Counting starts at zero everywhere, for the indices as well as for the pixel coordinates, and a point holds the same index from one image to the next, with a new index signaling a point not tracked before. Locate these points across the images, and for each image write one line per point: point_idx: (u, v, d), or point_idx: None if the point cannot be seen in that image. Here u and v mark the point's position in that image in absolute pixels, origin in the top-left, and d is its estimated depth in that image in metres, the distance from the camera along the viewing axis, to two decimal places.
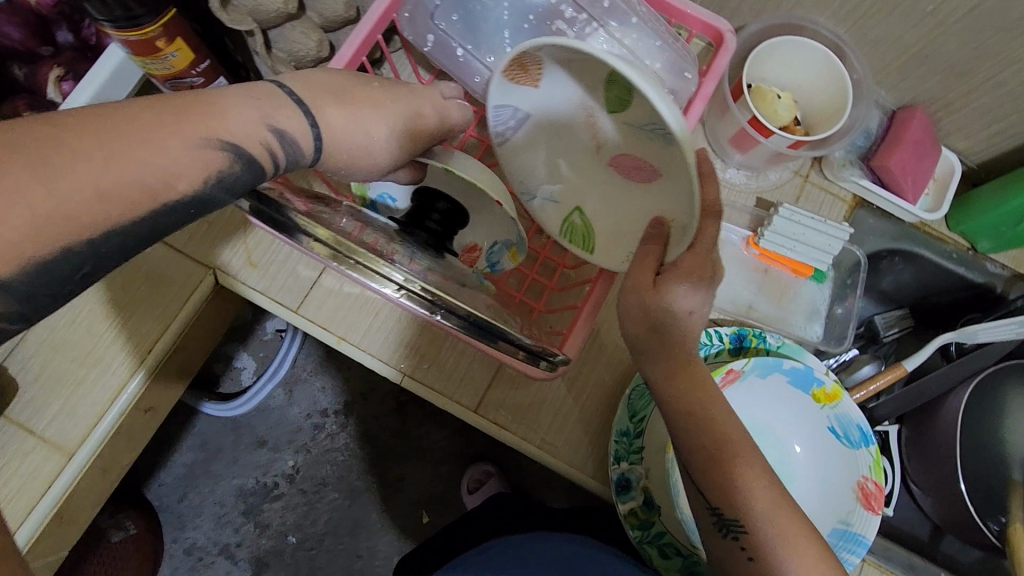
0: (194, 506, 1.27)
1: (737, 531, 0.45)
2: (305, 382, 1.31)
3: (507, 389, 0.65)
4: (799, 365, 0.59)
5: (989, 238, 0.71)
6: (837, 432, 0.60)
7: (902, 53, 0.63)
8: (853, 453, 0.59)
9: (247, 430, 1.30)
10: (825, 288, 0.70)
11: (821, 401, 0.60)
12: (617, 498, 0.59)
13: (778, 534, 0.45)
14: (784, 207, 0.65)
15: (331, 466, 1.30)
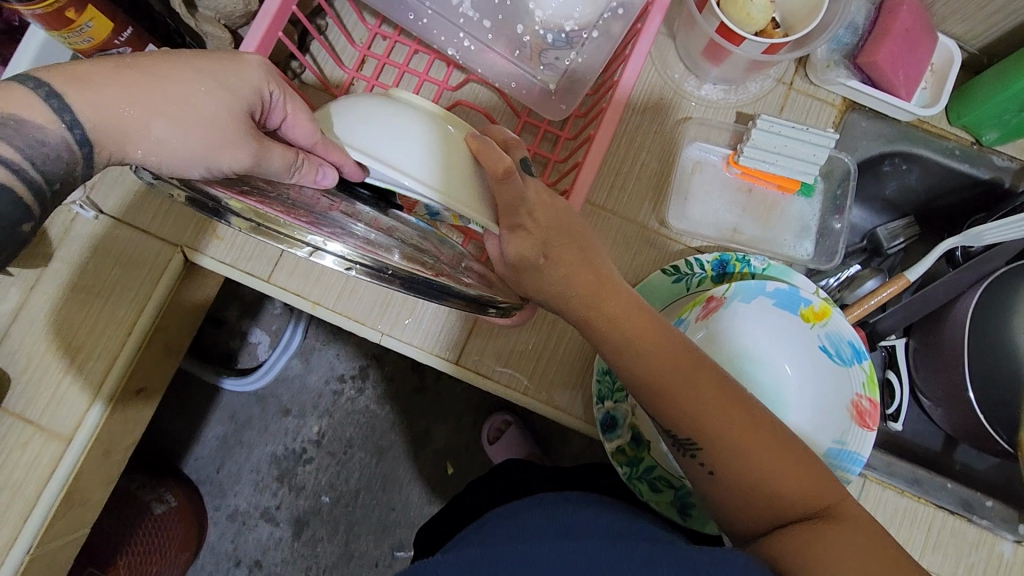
0: (233, 474, 1.33)
1: (693, 449, 0.46)
2: (321, 349, 1.34)
3: (487, 338, 0.63)
4: (782, 286, 0.57)
5: (995, 129, 0.65)
6: (829, 351, 0.57)
7: None
8: (845, 370, 0.57)
9: (273, 398, 1.34)
10: (814, 202, 0.66)
11: (809, 321, 0.57)
12: (603, 437, 0.58)
13: (742, 453, 0.45)
14: (763, 119, 0.60)
15: (355, 427, 1.34)
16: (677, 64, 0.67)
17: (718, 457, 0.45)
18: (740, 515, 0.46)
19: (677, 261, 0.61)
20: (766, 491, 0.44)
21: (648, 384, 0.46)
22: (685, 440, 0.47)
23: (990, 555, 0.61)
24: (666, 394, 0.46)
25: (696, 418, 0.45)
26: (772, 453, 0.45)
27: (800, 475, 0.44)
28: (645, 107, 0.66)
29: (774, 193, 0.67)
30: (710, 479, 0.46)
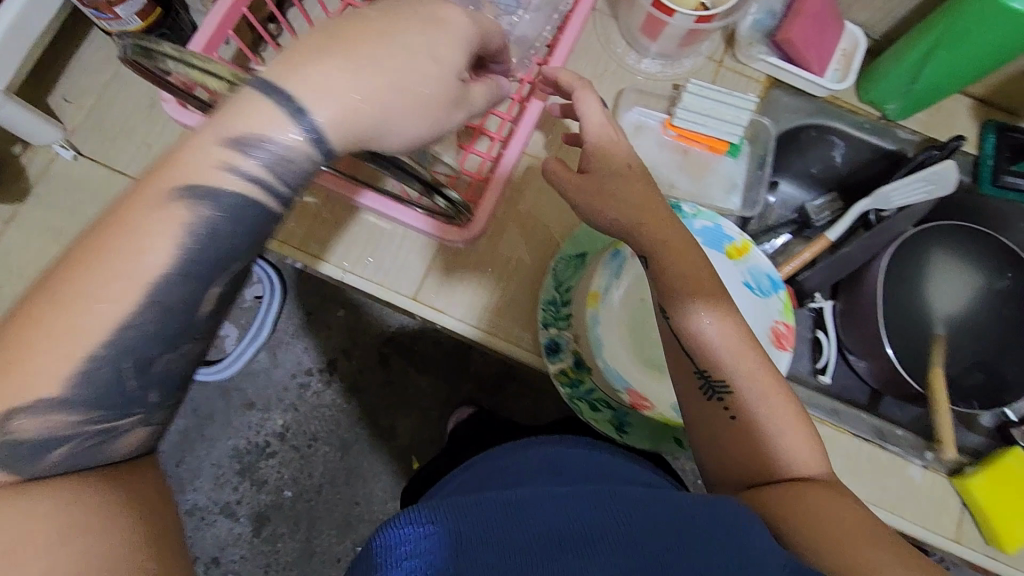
0: (192, 469, 1.31)
1: (721, 392, 0.49)
2: (289, 343, 1.35)
3: (443, 275, 0.68)
4: (710, 224, 0.64)
5: (895, 103, 0.74)
6: (751, 284, 0.64)
7: None
8: (767, 300, 0.64)
9: (237, 392, 1.34)
10: (741, 163, 0.73)
11: (733, 258, 0.64)
12: (546, 360, 0.63)
13: (767, 407, 0.48)
14: (692, 83, 0.69)
15: (320, 422, 1.35)
16: (620, 41, 0.75)
17: (744, 404, 0.48)
18: (731, 467, 0.49)
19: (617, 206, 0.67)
20: (766, 452, 0.48)
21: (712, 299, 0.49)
22: (717, 382, 0.49)
23: (901, 479, 0.67)
24: (703, 332, 0.49)
25: (729, 362, 0.49)
26: (796, 420, 0.48)
27: (806, 442, 0.48)
28: (591, 78, 0.74)
29: (707, 154, 0.73)
30: (730, 425, 0.49)
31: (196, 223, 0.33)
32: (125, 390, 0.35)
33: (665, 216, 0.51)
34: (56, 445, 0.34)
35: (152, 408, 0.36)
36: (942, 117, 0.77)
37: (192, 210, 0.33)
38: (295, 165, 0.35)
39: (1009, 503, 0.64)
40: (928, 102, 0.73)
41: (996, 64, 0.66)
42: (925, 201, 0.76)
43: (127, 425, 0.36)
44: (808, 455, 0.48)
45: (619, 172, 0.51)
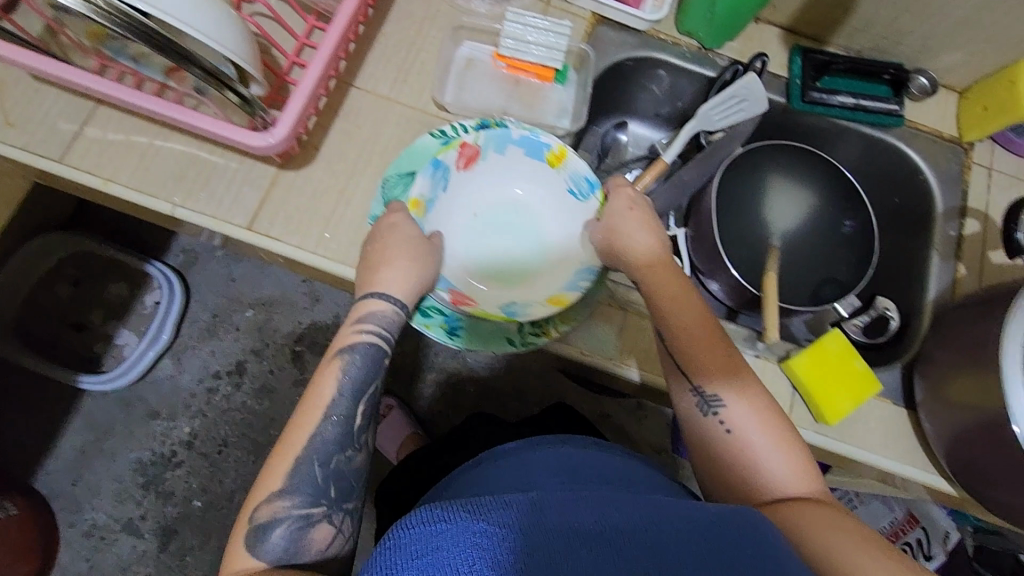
0: (92, 485, 1.20)
1: (716, 407, 0.56)
2: (193, 348, 1.27)
3: (279, 205, 0.69)
4: (527, 132, 0.69)
5: (707, 34, 0.80)
6: (572, 189, 0.70)
7: None
8: (586, 204, 0.69)
9: (138, 401, 1.24)
10: (570, 89, 0.77)
11: (554, 164, 0.70)
12: (374, 272, 0.63)
13: (762, 430, 0.55)
14: (510, 12, 0.73)
15: (229, 426, 1.26)
16: None
17: (734, 416, 0.56)
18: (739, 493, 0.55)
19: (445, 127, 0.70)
20: (749, 467, 0.54)
21: (686, 328, 0.59)
22: (710, 396, 0.57)
23: None
24: (688, 355, 0.59)
25: (719, 386, 0.57)
26: (779, 435, 0.55)
27: (793, 458, 0.54)
28: (424, 18, 0.77)
29: (537, 82, 0.77)
30: (725, 438, 0.55)
31: (350, 417, 0.55)
32: (330, 493, 0.53)
33: (674, 275, 0.62)
34: (275, 527, 0.51)
35: (335, 501, 0.53)
36: (756, 43, 0.83)
37: (340, 414, 0.55)
38: (384, 324, 0.58)
39: (828, 378, 0.68)
40: (733, 29, 0.79)
41: None
42: (748, 120, 0.81)
43: (329, 515, 0.53)
44: (802, 474, 0.54)
45: (649, 265, 0.62)
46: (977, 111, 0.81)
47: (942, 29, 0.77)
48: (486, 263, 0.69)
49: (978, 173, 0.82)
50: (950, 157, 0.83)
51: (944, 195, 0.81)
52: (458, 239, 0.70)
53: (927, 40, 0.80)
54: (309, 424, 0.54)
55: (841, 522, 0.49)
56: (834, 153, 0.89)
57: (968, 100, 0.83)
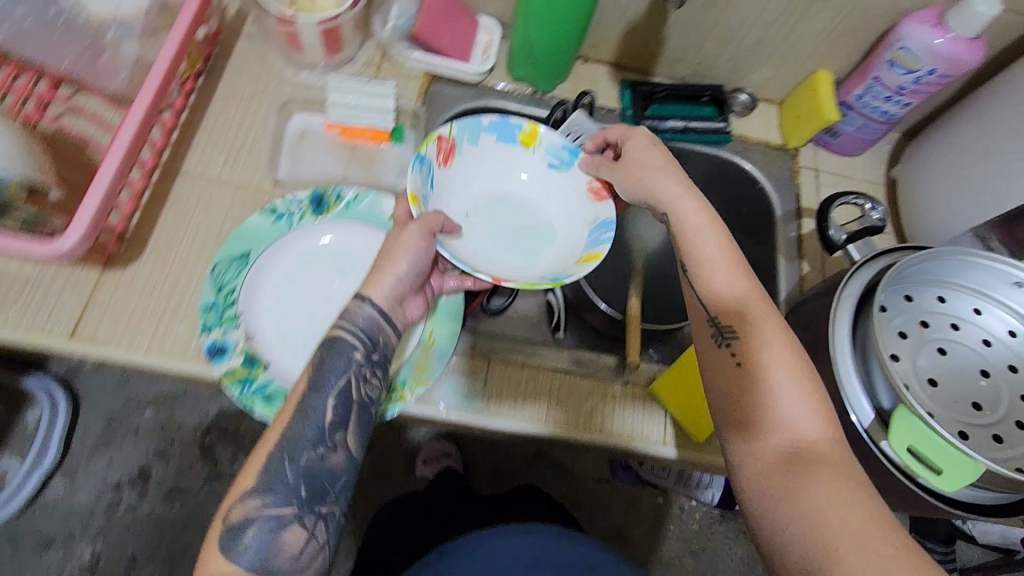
0: None
1: (729, 336, 0.51)
2: (88, 462, 1.14)
3: (104, 307, 0.64)
4: (494, 118, 0.71)
5: (536, 76, 0.84)
6: (554, 163, 0.72)
7: None
8: (572, 170, 0.71)
9: (24, 534, 1.10)
10: (408, 146, 0.78)
11: (527, 143, 0.72)
12: (211, 364, 0.60)
13: (791, 384, 0.48)
14: (330, 81, 0.74)
15: (139, 539, 1.12)
16: (276, 60, 0.78)
17: (749, 348, 0.49)
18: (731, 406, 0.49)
19: (276, 203, 0.68)
20: (757, 420, 0.47)
21: (733, 307, 0.52)
22: (725, 328, 0.52)
23: (603, 400, 0.71)
24: (751, 329, 0.51)
25: (754, 336, 0.50)
26: (804, 382, 0.48)
27: (821, 419, 0.46)
28: (250, 96, 0.76)
29: (373, 145, 0.77)
30: (737, 371, 0.50)
31: (321, 411, 0.54)
32: (301, 493, 0.52)
33: (749, 288, 0.53)
34: (246, 528, 0.50)
35: (306, 503, 0.52)
36: (585, 82, 0.88)
37: (318, 412, 0.54)
38: (370, 333, 0.57)
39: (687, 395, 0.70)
40: (559, 70, 0.83)
41: (583, 26, 0.77)
42: None
43: (302, 517, 0.51)
44: (792, 369, 0.48)
45: (729, 268, 0.54)
46: (793, 119, 0.88)
47: (744, 49, 0.83)
48: None
49: (805, 175, 0.88)
50: (779, 163, 0.88)
51: (779, 199, 0.86)
52: (304, 312, 0.67)
53: (735, 61, 0.86)
54: (290, 419, 0.53)
55: (839, 479, 0.43)
56: (681, 172, 0.93)
57: (785, 110, 0.90)
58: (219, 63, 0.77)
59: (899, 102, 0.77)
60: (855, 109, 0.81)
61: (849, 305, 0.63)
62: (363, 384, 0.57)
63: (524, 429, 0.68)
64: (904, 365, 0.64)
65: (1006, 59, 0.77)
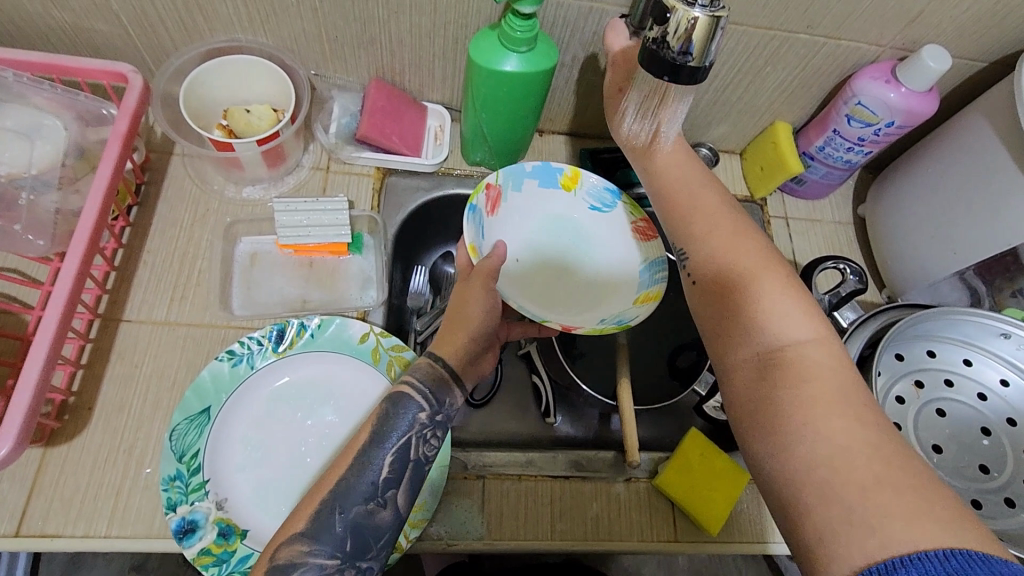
0: None
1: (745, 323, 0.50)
2: None
3: (53, 491, 0.58)
4: (535, 166, 0.71)
5: (494, 160, 0.80)
6: (598, 205, 0.72)
7: (324, 51, 0.72)
8: (617, 211, 0.72)
9: None
10: (368, 255, 0.74)
11: (571, 186, 0.72)
12: (180, 546, 0.54)
13: (813, 364, 0.46)
14: (276, 203, 0.68)
15: None
16: (218, 178, 0.74)
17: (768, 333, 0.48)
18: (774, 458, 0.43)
19: (234, 345, 0.63)
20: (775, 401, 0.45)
21: (775, 332, 0.48)
22: (776, 371, 0.46)
23: (608, 502, 0.67)
24: (769, 310, 0.49)
25: (771, 322, 0.49)
26: (860, 424, 0.42)
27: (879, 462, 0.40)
28: (192, 222, 0.71)
29: (332, 258, 0.73)
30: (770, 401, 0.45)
31: (378, 469, 0.50)
32: (346, 546, 0.47)
33: (757, 261, 0.53)
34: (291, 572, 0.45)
35: (349, 557, 0.47)
36: (545, 156, 0.85)
37: (377, 465, 0.50)
38: (435, 395, 0.54)
39: (695, 487, 0.67)
40: (516, 152, 0.79)
41: (536, 111, 0.73)
42: None
43: (343, 570, 0.47)
44: (836, 407, 0.43)
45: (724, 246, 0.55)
46: (757, 171, 0.87)
47: (700, 110, 0.82)
48: (315, 483, 0.61)
49: (777, 225, 0.87)
50: (749, 216, 0.87)
51: None
52: (278, 463, 0.61)
53: (691, 121, 0.84)
54: (345, 471, 0.49)
55: (923, 524, 0.36)
56: None
57: (747, 162, 0.89)
58: (153, 191, 0.72)
59: (861, 151, 0.77)
60: (817, 159, 0.81)
61: None
62: (421, 444, 0.53)
63: (536, 548, 0.64)
64: (907, 435, 0.63)
65: (959, 99, 0.77)
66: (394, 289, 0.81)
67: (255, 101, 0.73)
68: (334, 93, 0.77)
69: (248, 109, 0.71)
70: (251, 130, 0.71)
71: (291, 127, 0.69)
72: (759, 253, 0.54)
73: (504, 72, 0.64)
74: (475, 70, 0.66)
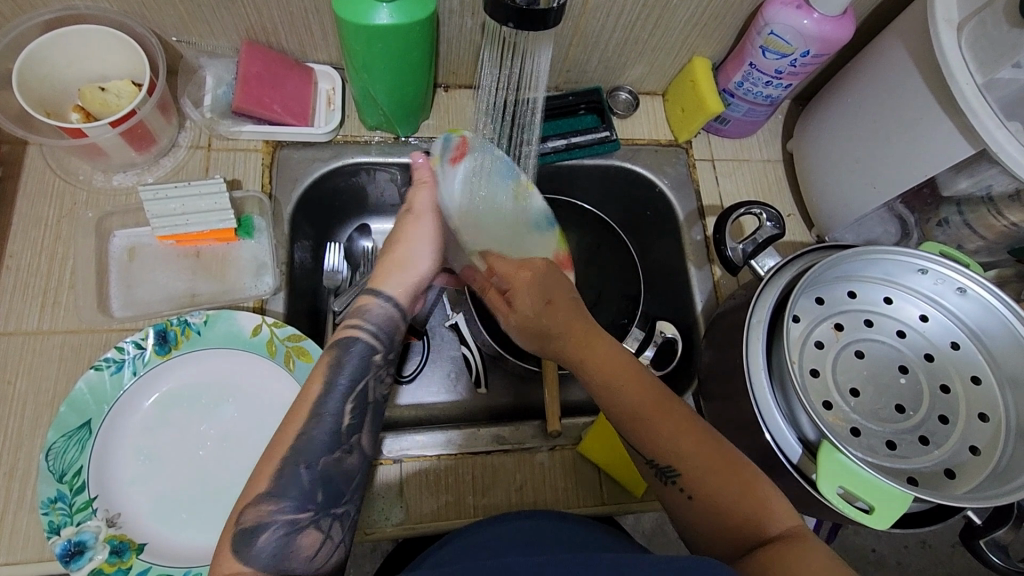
0: None
1: (672, 476, 0.50)
2: None
3: None
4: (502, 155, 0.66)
5: (392, 124, 0.73)
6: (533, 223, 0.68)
7: (181, 15, 0.63)
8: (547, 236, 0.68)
9: None
10: (261, 238, 0.69)
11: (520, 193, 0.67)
12: (67, 569, 0.51)
13: (728, 498, 0.48)
14: (143, 190, 0.62)
15: None
16: (84, 166, 0.67)
17: (692, 480, 0.49)
18: (711, 539, 0.49)
19: (111, 351, 0.58)
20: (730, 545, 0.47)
21: (636, 417, 0.51)
22: (664, 466, 0.50)
23: (532, 472, 0.66)
24: (643, 431, 0.51)
25: (653, 441, 0.51)
26: (750, 492, 0.48)
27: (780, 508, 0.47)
28: (58, 218, 0.65)
29: (221, 246, 0.68)
30: (689, 504, 0.50)
31: (337, 417, 0.48)
32: (316, 497, 0.46)
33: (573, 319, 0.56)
34: (260, 530, 0.43)
35: (323, 507, 0.46)
36: (452, 114, 0.79)
37: (333, 412, 0.48)
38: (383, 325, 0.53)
39: (619, 448, 0.65)
40: (417, 113, 0.73)
41: (427, 67, 0.66)
42: None
43: (318, 520, 0.45)
44: (719, 471, 0.49)
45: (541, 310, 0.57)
46: (679, 113, 0.82)
47: (612, 51, 0.76)
48: (216, 487, 0.58)
49: (703, 168, 0.83)
50: (674, 161, 0.82)
51: (680, 200, 0.81)
52: (174, 470, 0.58)
53: (605, 63, 0.79)
54: (304, 419, 0.47)
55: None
56: (576, 188, 0.86)
57: (670, 103, 0.84)
58: (10, 187, 0.65)
59: (779, 85, 0.72)
60: (737, 96, 0.76)
61: (761, 337, 0.59)
62: (379, 384, 0.52)
63: (459, 526, 0.63)
64: (827, 381, 0.62)
65: (880, 21, 0.73)
66: (301, 269, 0.74)
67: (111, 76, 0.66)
68: (204, 61, 0.69)
69: (101, 86, 0.63)
70: (105, 110, 0.64)
71: (149, 105, 0.62)
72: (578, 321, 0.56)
73: (378, 27, 0.57)
74: (346, 28, 0.59)
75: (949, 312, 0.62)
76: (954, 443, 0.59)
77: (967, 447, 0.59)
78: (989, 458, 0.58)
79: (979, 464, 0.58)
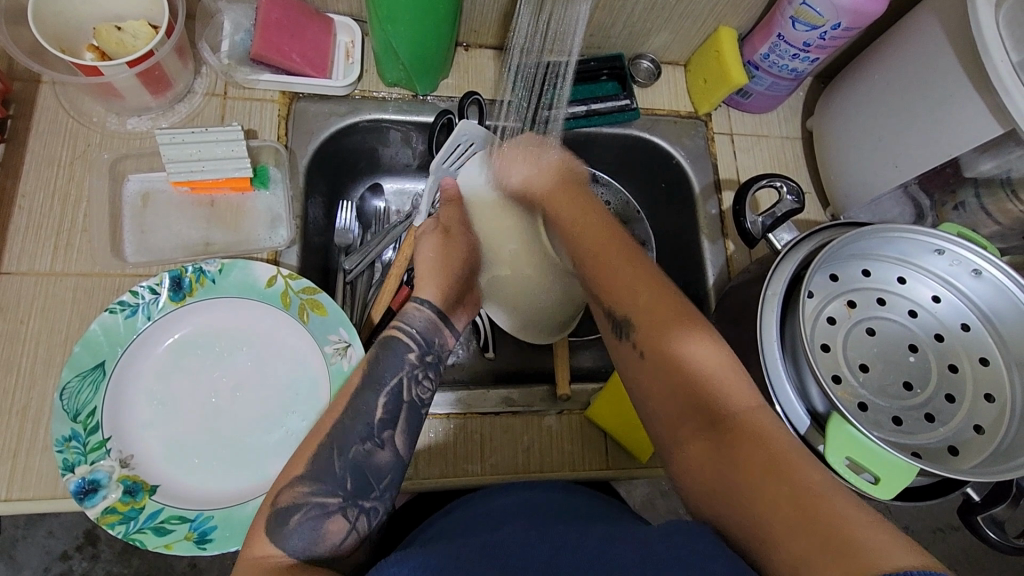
0: None
1: (630, 331, 0.54)
2: (25, 535, 1.01)
3: None
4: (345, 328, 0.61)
5: (412, 81, 0.72)
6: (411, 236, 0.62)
7: None
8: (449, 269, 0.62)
9: None
10: (276, 191, 0.68)
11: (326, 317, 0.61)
12: (81, 506, 0.52)
13: (677, 359, 0.51)
14: (160, 134, 0.61)
15: None
16: (97, 109, 0.66)
17: (648, 334, 0.53)
18: (659, 403, 0.51)
19: (125, 295, 0.58)
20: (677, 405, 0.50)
21: (599, 273, 0.57)
22: (624, 325, 0.55)
23: (539, 434, 0.67)
24: (609, 292, 0.56)
25: (626, 300, 0.55)
26: (709, 360, 0.50)
27: (736, 387, 0.49)
28: (71, 160, 0.64)
29: (235, 196, 0.67)
30: (643, 361, 0.53)
31: (371, 409, 0.50)
32: (347, 485, 0.47)
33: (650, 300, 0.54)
34: (295, 511, 0.45)
35: (352, 496, 0.47)
36: (471, 74, 0.77)
37: (370, 408, 0.50)
38: (427, 337, 0.55)
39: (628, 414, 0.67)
40: (438, 70, 0.71)
41: (451, 22, 0.65)
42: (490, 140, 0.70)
43: (345, 508, 0.47)
44: (677, 339, 0.52)
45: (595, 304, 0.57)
46: (701, 84, 0.81)
47: (638, 16, 0.75)
48: (228, 434, 0.59)
49: (722, 141, 0.82)
50: (692, 133, 0.82)
51: (697, 173, 0.80)
52: (186, 415, 0.58)
53: (629, 29, 0.77)
54: (341, 415, 0.50)
55: None
56: (592, 156, 0.85)
57: (691, 74, 0.83)
58: (22, 125, 0.64)
59: (806, 58, 0.71)
60: (762, 69, 0.75)
61: (775, 310, 0.59)
62: (414, 387, 0.53)
63: (464, 484, 0.64)
64: (836, 356, 0.62)
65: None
66: (314, 226, 0.73)
67: (126, 16, 0.64)
68: (223, 5, 0.68)
69: (118, 24, 0.62)
70: (121, 51, 0.62)
71: (166, 48, 0.61)
72: (607, 242, 0.59)
73: None
74: None
75: (962, 294, 0.63)
76: (959, 422, 0.60)
77: (972, 426, 0.60)
78: (993, 437, 0.59)
79: (983, 442, 0.59)
